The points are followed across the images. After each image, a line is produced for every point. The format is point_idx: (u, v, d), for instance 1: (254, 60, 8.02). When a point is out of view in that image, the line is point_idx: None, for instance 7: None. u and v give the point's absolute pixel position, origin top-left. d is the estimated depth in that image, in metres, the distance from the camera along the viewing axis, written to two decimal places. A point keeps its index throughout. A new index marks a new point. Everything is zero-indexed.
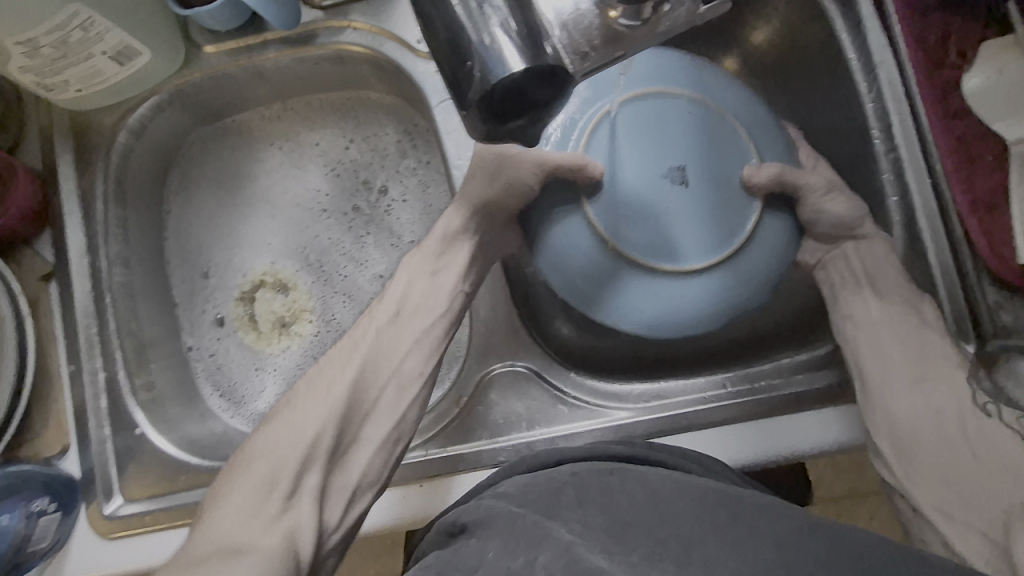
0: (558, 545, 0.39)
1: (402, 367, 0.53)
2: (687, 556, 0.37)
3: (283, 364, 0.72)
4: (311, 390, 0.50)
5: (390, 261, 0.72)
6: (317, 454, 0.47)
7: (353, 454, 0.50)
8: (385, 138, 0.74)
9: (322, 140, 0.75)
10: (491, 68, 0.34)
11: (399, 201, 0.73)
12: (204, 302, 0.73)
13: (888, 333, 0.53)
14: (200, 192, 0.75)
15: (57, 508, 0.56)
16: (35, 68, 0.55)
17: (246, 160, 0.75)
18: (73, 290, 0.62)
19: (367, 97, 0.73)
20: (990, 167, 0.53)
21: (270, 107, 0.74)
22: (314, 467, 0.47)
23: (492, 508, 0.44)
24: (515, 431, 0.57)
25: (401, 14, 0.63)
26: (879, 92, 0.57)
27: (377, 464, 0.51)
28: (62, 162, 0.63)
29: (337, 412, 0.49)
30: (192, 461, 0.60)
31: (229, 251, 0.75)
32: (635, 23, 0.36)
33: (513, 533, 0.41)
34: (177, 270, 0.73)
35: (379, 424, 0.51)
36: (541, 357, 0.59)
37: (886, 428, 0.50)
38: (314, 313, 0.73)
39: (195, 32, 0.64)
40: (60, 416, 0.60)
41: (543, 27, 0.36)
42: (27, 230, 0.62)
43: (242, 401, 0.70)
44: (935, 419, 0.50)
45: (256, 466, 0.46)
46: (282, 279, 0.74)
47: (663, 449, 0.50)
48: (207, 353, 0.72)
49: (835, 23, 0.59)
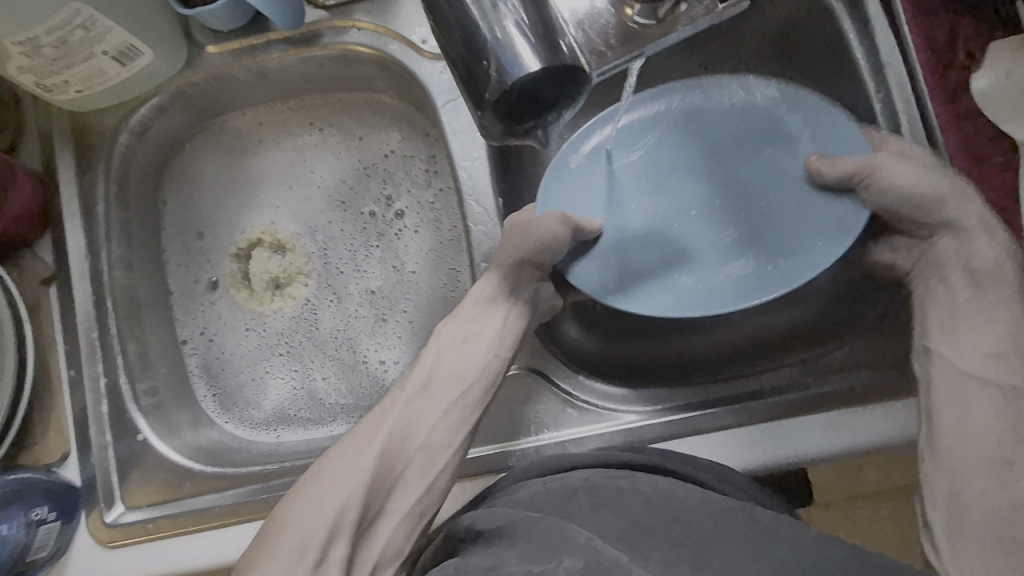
0: (578, 548, 0.39)
1: (428, 439, 0.49)
2: (704, 559, 0.38)
3: (273, 324, 0.71)
4: (339, 457, 0.47)
5: (384, 283, 0.70)
6: (342, 528, 0.43)
7: (376, 528, 0.46)
8: (415, 164, 0.72)
9: (341, 140, 0.73)
10: (507, 67, 0.33)
11: (412, 230, 0.71)
12: (200, 261, 0.72)
13: (984, 387, 0.43)
14: (202, 167, 0.73)
15: (57, 516, 0.55)
16: (35, 68, 0.54)
17: (261, 144, 0.73)
18: (75, 292, 0.61)
19: (383, 104, 0.72)
20: (999, 167, 0.53)
21: (284, 104, 0.73)
22: (342, 540, 0.43)
23: (506, 513, 0.43)
24: (524, 435, 0.56)
25: (405, 15, 0.62)
26: (887, 93, 0.55)
27: (401, 537, 0.47)
28: (63, 164, 0.62)
29: (362, 486, 0.45)
30: (196, 467, 0.59)
31: (229, 210, 0.73)
32: (650, 21, 0.35)
33: (535, 542, 0.40)
34: (172, 230, 0.71)
35: (406, 497, 0.48)
36: (548, 362, 0.58)
37: (942, 491, 0.42)
38: (310, 276, 0.72)
39: (197, 31, 0.63)
40: (61, 423, 0.59)
41: (558, 24, 0.35)
42: (28, 232, 0.61)
43: (229, 393, 0.69)
44: (996, 491, 0.40)
45: (286, 535, 0.43)
46: (279, 240, 0.73)
47: (676, 457, 0.49)
48: (197, 316, 0.71)
49: (843, 22, 0.58)
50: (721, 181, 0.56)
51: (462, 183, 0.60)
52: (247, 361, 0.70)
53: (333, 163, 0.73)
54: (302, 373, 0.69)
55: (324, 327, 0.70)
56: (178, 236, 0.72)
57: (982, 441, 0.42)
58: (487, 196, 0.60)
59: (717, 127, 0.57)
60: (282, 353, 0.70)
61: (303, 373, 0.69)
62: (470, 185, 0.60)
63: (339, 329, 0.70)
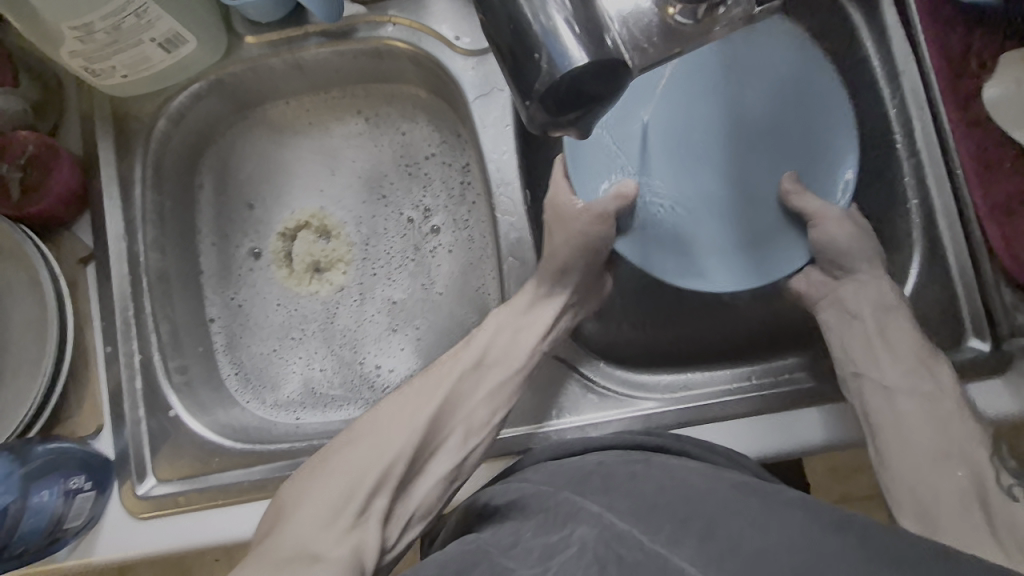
0: (593, 517, 0.41)
1: (474, 414, 0.56)
2: (710, 532, 0.37)
3: (304, 307, 0.73)
4: (393, 416, 0.53)
5: (409, 296, 0.72)
6: (387, 482, 0.50)
7: (416, 481, 0.53)
8: (456, 163, 0.74)
9: (378, 135, 0.75)
10: (557, 61, 0.35)
11: (445, 250, 0.73)
12: (243, 231, 0.75)
13: (905, 400, 0.52)
14: (240, 151, 0.75)
15: (92, 486, 0.57)
16: (86, 53, 0.56)
17: (316, 131, 0.75)
18: (111, 271, 0.63)
19: (421, 102, 0.74)
20: (1009, 171, 0.54)
21: (328, 94, 0.75)
22: (383, 494, 0.50)
23: (520, 490, 0.46)
24: (544, 419, 0.58)
25: (437, 11, 0.65)
26: (901, 100, 0.60)
27: (433, 497, 0.53)
28: (102, 147, 0.65)
29: (411, 445, 0.52)
30: (226, 444, 0.61)
31: (281, 188, 0.76)
32: (690, 21, 0.38)
33: (548, 513, 0.43)
34: (208, 211, 0.74)
35: (444, 461, 0.54)
36: (571, 349, 0.61)
37: (900, 490, 0.49)
38: (350, 263, 0.74)
39: (237, 21, 0.65)
40: (95, 397, 0.61)
41: (604, 22, 0.37)
42: (68, 212, 0.63)
43: (251, 371, 0.71)
44: (933, 476, 0.49)
45: (332, 480, 0.50)
46: (326, 226, 0.75)
47: (690, 441, 0.52)
48: (237, 282, 0.73)
49: (860, 31, 0.62)
50: (739, 148, 0.59)
51: (490, 175, 0.63)
52: (275, 345, 0.72)
53: (366, 157, 0.75)
54: (303, 361, 0.71)
55: (338, 321, 0.72)
56: (229, 209, 0.74)
57: (909, 443, 0.50)
58: (514, 187, 0.62)
59: (723, 93, 0.59)
60: (294, 338, 0.72)
61: (305, 361, 0.71)
62: (498, 177, 0.62)
63: (350, 329, 0.72)
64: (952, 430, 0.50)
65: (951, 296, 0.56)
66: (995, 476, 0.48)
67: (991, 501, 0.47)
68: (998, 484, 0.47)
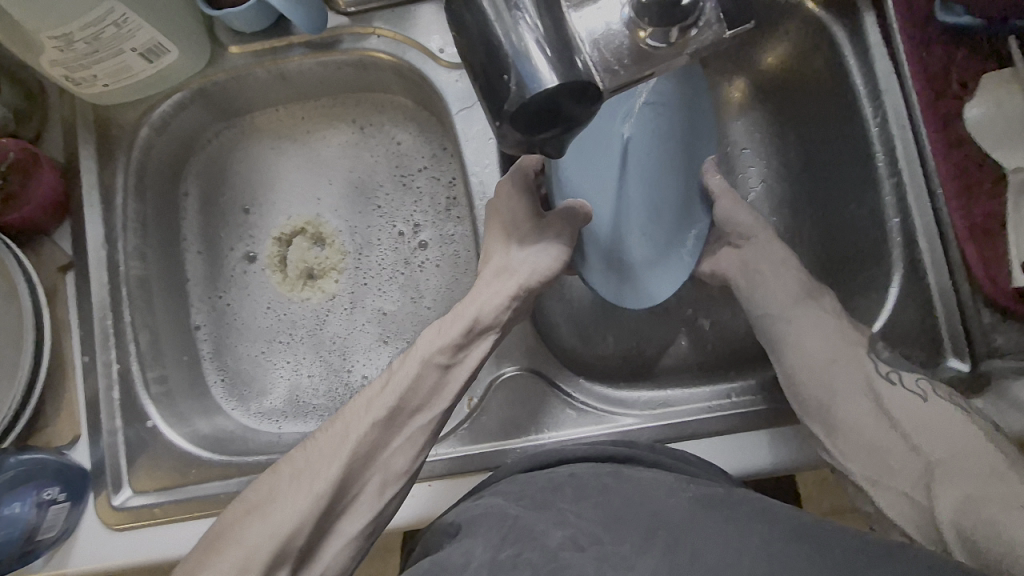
0: (544, 551, 0.39)
1: (389, 463, 0.49)
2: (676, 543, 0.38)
3: (294, 312, 0.73)
4: (295, 482, 0.46)
5: (398, 307, 0.72)
6: (289, 554, 0.44)
7: (325, 542, 0.46)
8: (442, 175, 0.74)
9: (368, 143, 0.75)
10: (526, 82, 0.35)
11: (433, 264, 0.72)
12: (239, 235, 0.75)
13: (808, 328, 0.54)
14: (226, 158, 0.75)
15: (67, 497, 0.57)
16: (65, 62, 0.56)
17: (303, 139, 0.75)
18: (91, 280, 0.63)
19: (407, 112, 0.74)
20: (987, 194, 0.55)
21: (318, 103, 0.75)
22: (287, 563, 0.43)
23: (485, 507, 0.45)
24: (522, 434, 0.58)
25: (422, 24, 0.65)
26: (884, 121, 0.58)
27: (343, 561, 0.47)
28: (84, 155, 0.64)
29: (315, 514, 0.45)
30: (204, 455, 0.61)
31: (271, 193, 0.75)
32: (662, 44, 0.37)
33: (501, 531, 0.42)
34: (194, 216, 0.74)
35: (355, 519, 0.47)
36: (552, 365, 0.60)
37: (812, 410, 0.51)
38: (342, 271, 0.74)
39: (220, 31, 0.65)
40: (72, 407, 0.61)
41: (575, 43, 0.37)
42: (47, 221, 0.63)
43: (239, 378, 0.71)
44: (843, 387, 0.51)
45: (228, 553, 0.43)
46: (321, 233, 0.75)
47: (664, 452, 0.51)
48: (227, 288, 0.73)
49: (844, 52, 0.60)
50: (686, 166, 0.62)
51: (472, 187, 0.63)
52: (263, 352, 0.72)
53: (358, 166, 0.75)
54: (292, 365, 0.71)
55: (329, 328, 0.72)
56: (220, 215, 0.75)
57: (813, 361, 0.52)
58: None
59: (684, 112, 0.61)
60: (284, 342, 0.72)
61: (293, 366, 0.71)
62: (481, 190, 0.62)
63: (341, 335, 0.72)
64: (848, 348, 0.53)
65: (931, 315, 0.56)
66: (876, 369, 0.51)
67: (878, 388, 0.50)
68: (879, 373, 0.51)
